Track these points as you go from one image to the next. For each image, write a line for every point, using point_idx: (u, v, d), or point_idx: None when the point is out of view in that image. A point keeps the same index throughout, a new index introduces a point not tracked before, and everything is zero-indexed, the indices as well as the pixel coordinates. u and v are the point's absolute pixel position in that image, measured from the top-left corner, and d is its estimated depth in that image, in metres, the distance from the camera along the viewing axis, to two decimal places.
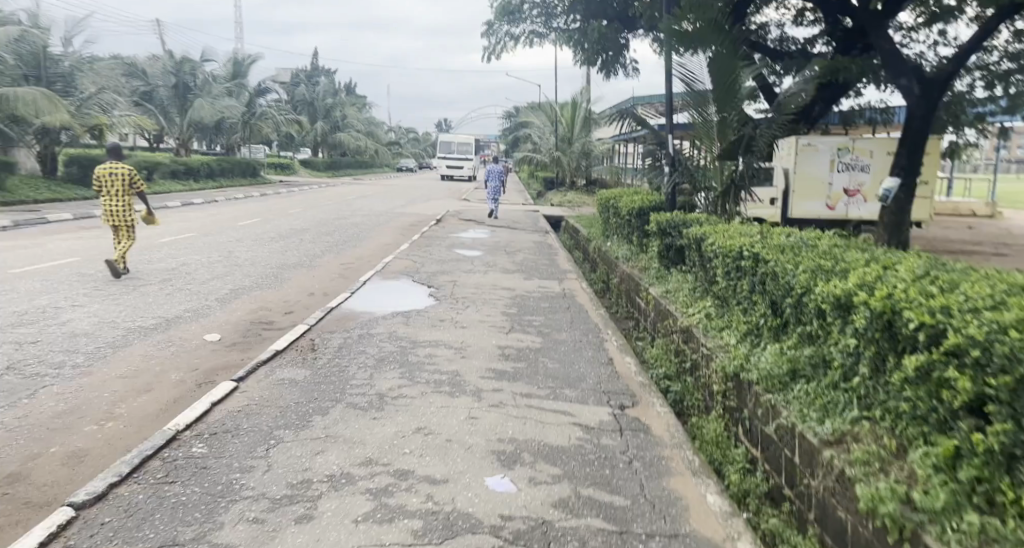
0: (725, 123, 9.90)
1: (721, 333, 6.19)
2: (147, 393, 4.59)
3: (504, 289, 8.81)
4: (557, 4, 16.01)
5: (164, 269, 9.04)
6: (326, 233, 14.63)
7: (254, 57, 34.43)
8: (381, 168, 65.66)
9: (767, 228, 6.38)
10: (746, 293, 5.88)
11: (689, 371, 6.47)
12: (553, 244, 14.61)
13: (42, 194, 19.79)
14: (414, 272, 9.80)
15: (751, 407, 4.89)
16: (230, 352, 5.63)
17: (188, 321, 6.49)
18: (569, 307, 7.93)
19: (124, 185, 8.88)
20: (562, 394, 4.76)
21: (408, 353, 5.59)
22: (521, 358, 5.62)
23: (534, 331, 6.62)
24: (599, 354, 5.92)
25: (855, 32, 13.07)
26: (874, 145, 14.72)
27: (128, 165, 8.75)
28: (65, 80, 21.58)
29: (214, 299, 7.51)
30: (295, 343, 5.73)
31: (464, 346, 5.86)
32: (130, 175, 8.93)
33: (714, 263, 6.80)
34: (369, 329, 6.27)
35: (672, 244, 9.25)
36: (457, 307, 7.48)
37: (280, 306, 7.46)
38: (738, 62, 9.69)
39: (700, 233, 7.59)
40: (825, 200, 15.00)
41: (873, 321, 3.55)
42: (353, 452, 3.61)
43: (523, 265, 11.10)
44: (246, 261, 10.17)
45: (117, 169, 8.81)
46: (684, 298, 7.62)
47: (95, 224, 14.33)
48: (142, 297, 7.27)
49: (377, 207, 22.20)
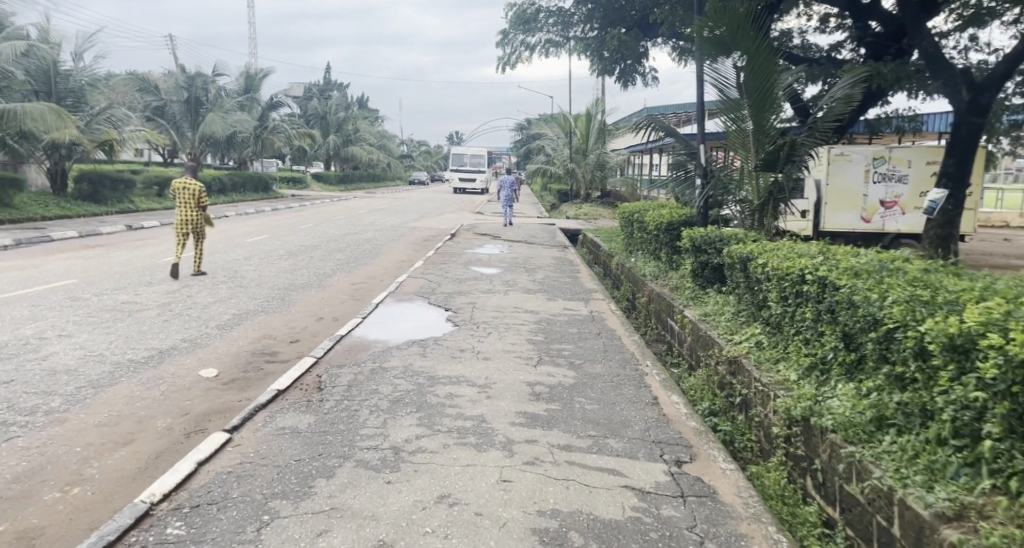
0: (762, 132, 9.24)
1: (777, 367, 5.52)
2: (127, 445, 3.93)
3: (527, 312, 8.14)
4: (573, 13, 15.43)
5: (165, 291, 8.46)
6: (337, 250, 14.05)
7: (265, 71, 34.08)
8: (393, 181, 65.31)
9: (827, 248, 5.73)
10: (808, 322, 5.21)
11: (741, 407, 5.78)
12: (573, 259, 13.94)
13: (50, 211, 19.36)
14: (430, 293, 9.16)
15: (824, 458, 4.20)
16: (227, 392, 4.98)
17: (183, 353, 5.86)
18: (599, 332, 7.24)
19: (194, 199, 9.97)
20: (606, 445, 4.10)
21: (427, 392, 4.93)
22: (555, 399, 4.94)
23: (566, 363, 5.94)
24: (642, 392, 5.24)
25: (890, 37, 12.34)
26: (912, 154, 13.93)
27: (198, 183, 9.74)
28: (75, 95, 21.26)
29: (213, 326, 6.87)
30: (299, 380, 5.08)
31: (488, 384, 5.18)
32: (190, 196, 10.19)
33: (765, 286, 6.14)
34: (383, 363, 5.62)
35: (708, 261, 8.61)
36: (478, 335, 6.81)
37: (285, 334, 6.82)
38: (777, 68, 9.02)
39: (744, 252, 6.92)
40: (859, 212, 14.23)
41: (1008, 373, 2.99)
42: (364, 531, 2.95)
43: (544, 283, 10.45)
44: (251, 282, 9.58)
45: (191, 184, 9.84)
46: (729, 323, 6.95)
47: (100, 242, 13.84)
48: (136, 325, 6.65)
49: (389, 222, 21.63)
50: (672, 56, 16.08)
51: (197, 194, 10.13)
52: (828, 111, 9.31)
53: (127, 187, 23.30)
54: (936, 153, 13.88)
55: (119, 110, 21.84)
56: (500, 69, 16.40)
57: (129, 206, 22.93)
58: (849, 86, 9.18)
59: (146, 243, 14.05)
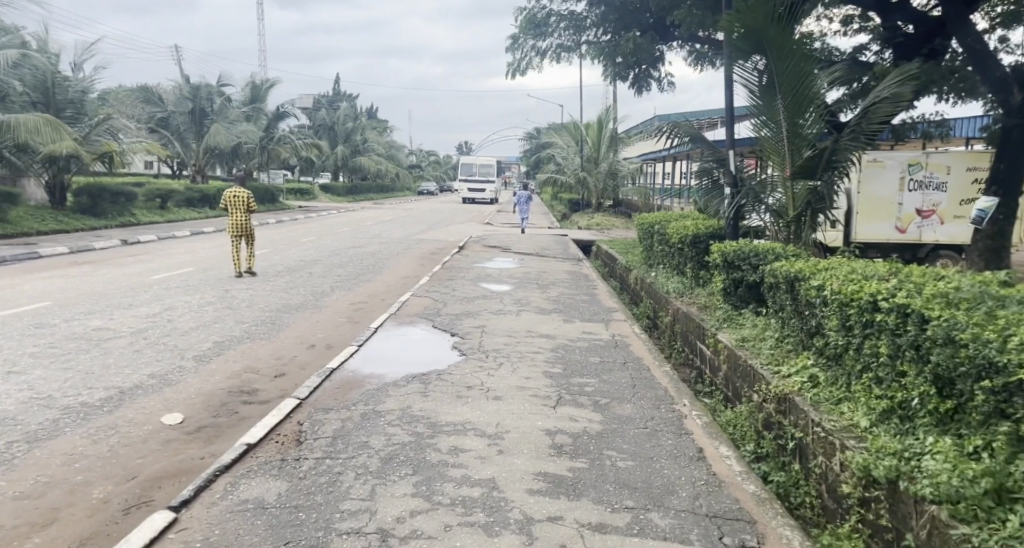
0: (798, 135, 8.40)
1: (840, 409, 4.70)
2: (48, 526, 3.12)
3: (542, 336, 7.30)
4: (586, 15, 14.54)
5: (145, 315, 7.67)
6: (340, 265, 13.28)
7: (272, 81, 33.47)
8: (402, 192, 64.78)
9: (899, 270, 4.91)
10: (881, 358, 4.38)
11: (794, 454, 4.94)
12: (588, 274, 13.11)
13: (48, 226, 18.71)
14: (435, 315, 8.34)
15: (921, 535, 3.39)
16: (190, 444, 4.13)
17: (149, 392, 5.05)
18: (625, 362, 6.39)
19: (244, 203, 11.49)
20: (649, 523, 3.30)
21: (425, 445, 4.10)
22: (581, 454, 4.10)
23: (589, 404, 5.09)
24: (684, 443, 4.41)
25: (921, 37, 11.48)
26: (951, 160, 13.05)
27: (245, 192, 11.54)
28: (74, 106, 20.57)
29: (189, 357, 6.07)
30: (275, 430, 4.26)
31: (499, 432, 4.35)
32: (246, 200, 11.59)
33: (822, 311, 5.31)
34: (376, 406, 4.80)
35: (742, 279, 7.77)
36: (486, 367, 5.97)
37: (270, 367, 6.00)
38: (815, 67, 8.21)
39: (791, 271, 6.08)
40: (894, 221, 13.32)
41: None
42: None
43: (560, 302, 9.63)
44: (242, 303, 8.79)
45: (240, 192, 11.35)
46: (773, 352, 6.10)
47: (89, 259, 13.09)
48: (101, 358, 5.82)
49: (395, 234, 20.85)
50: (689, 59, 15.16)
51: (246, 202, 11.55)
52: (873, 111, 8.33)
53: (128, 200, 22.63)
54: (978, 159, 12.98)
55: (120, 121, 21.18)
56: (509, 75, 15.55)
57: (130, 220, 22.27)
58: (898, 83, 8.16)
59: (138, 259, 13.34)
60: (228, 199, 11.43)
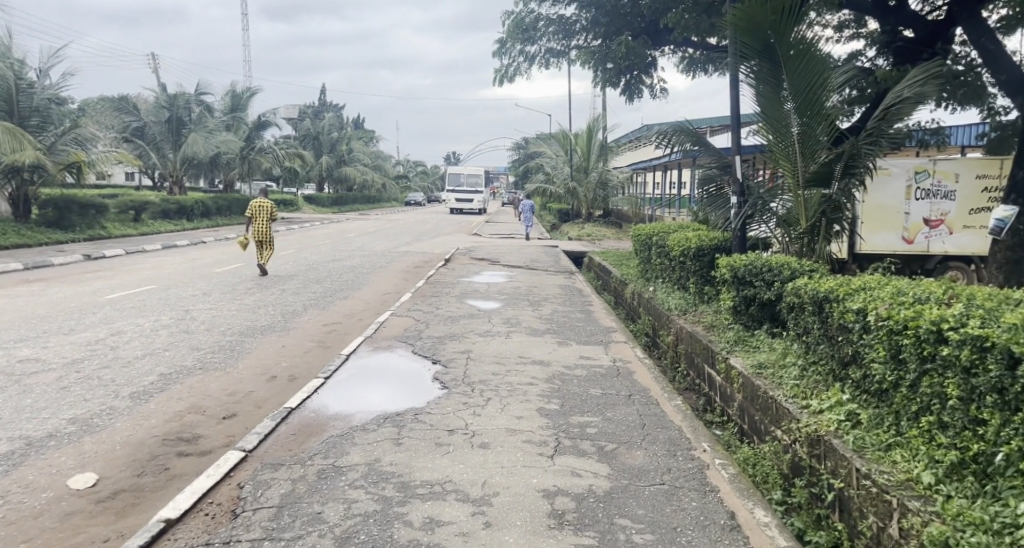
0: (810, 139, 7.61)
1: (890, 454, 3.92)
2: None
3: (535, 364, 6.49)
4: (575, 20, 13.74)
5: (84, 343, 6.78)
6: (317, 280, 12.41)
7: (252, 91, 32.47)
8: (387, 203, 63.86)
9: (958, 296, 4.16)
10: (947, 400, 3.63)
11: (832, 507, 4.11)
12: (581, 288, 12.34)
13: (8, 241, 17.69)
14: (415, 338, 7.51)
15: None
16: (97, 519, 3.30)
17: (62, 443, 4.20)
18: (630, 395, 5.60)
19: (269, 214, 12.16)
20: None
21: (393, 517, 3.29)
22: (588, 525, 3.31)
23: (595, 452, 4.30)
24: (712, 507, 3.61)
25: (919, 43, 10.70)
26: (960, 167, 12.36)
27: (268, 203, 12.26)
28: (40, 115, 19.52)
29: (123, 396, 5.21)
30: (207, 498, 3.43)
31: (486, 496, 3.55)
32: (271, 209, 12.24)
33: (861, 338, 4.55)
34: (336, 460, 3.97)
35: (755, 296, 7.00)
36: (472, 404, 5.14)
37: (219, 406, 5.16)
38: (830, 67, 7.45)
39: (821, 292, 5.29)
40: (901, 232, 12.64)
41: None
42: None
43: (552, 321, 8.84)
44: (200, 326, 7.92)
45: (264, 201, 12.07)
46: (797, 383, 5.29)
47: (43, 276, 12.14)
48: (16, 399, 4.95)
49: (377, 246, 19.95)
50: (682, 65, 14.40)
51: (270, 212, 12.16)
52: (893, 113, 7.58)
53: (98, 212, 21.61)
54: (988, 166, 12.28)
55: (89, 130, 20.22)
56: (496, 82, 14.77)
57: (100, 233, 21.24)
58: (921, 82, 7.40)
59: (97, 275, 12.40)
60: (254, 209, 12.13)
